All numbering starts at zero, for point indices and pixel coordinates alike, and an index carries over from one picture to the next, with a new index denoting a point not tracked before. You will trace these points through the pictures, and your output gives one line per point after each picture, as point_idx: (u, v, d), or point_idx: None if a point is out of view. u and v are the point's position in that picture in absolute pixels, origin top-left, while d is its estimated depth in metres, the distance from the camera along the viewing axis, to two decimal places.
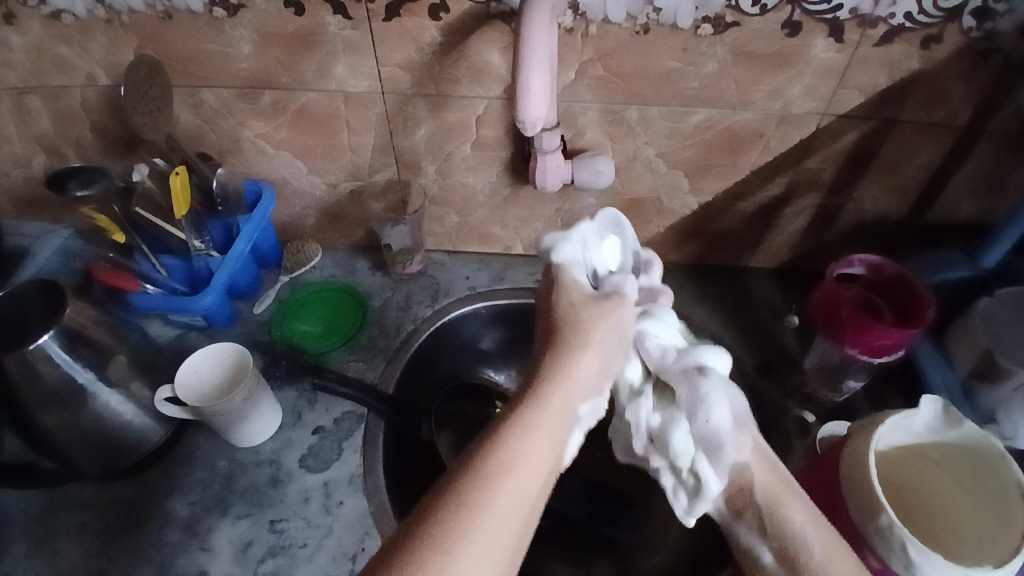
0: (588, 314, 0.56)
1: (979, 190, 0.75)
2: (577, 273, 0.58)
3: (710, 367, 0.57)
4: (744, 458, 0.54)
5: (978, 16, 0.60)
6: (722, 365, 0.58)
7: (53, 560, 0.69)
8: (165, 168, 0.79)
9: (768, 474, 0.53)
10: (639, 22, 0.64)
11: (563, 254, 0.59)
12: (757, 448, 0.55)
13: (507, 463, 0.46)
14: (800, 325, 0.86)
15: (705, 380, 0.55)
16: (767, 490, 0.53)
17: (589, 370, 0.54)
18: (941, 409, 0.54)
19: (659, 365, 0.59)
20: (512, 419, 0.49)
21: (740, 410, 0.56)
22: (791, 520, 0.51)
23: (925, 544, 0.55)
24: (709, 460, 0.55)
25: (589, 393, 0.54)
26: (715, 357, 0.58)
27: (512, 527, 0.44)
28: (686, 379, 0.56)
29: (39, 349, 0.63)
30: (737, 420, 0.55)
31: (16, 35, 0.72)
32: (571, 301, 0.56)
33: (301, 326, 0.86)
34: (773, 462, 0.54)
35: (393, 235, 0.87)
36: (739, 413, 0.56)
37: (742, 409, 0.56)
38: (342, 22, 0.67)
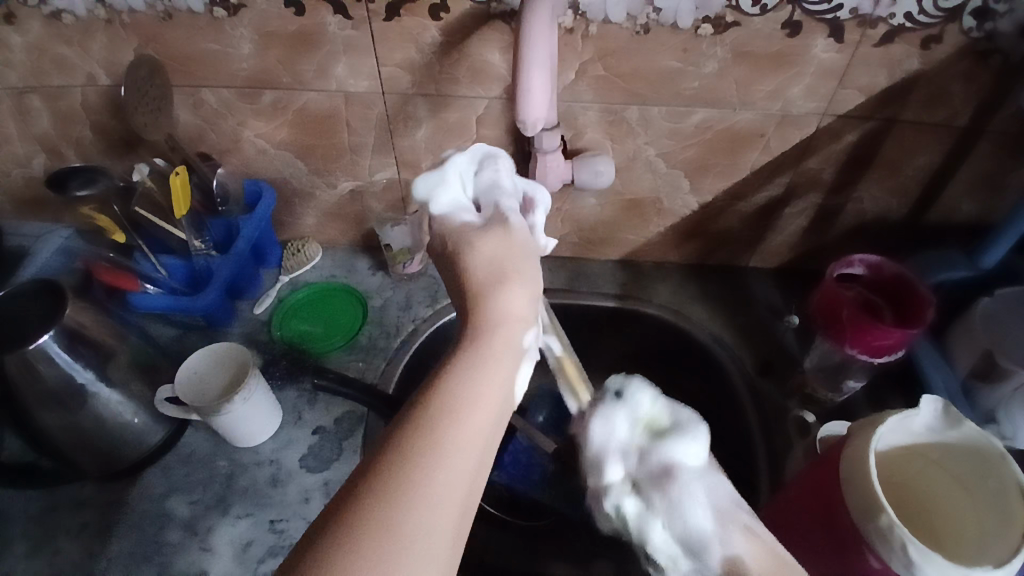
0: (486, 248, 0.55)
1: (980, 190, 0.75)
2: (460, 214, 0.58)
3: (682, 459, 0.52)
4: (735, 548, 0.50)
5: (978, 16, 0.60)
6: (694, 455, 0.52)
7: (53, 560, 0.69)
8: (165, 168, 0.80)
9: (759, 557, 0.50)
10: (639, 22, 0.64)
11: (438, 203, 0.60)
12: (745, 531, 0.51)
13: (448, 407, 0.42)
14: (800, 325, 0.86)
15: (673, 484, 0.51)
16: None
17: (519, 304, 0.52)
18: (941, 409, 0.54)
19: (631, 468, 0.53)
20: (449, 365, 0.46)
21: (719, 500, 0.51)
22: None
23: (926, 545, 0.55)
24: (700, 559, 0.50)
25: (526, 323, 0.51)
26: (687, 449, 0.53)
27: (463, 467, 0.40)
28: (659, 480, 0.52)
29: (39, 349, 0.63)
30: (716, 514, 0.51)
31: (16, 35, 0.72)
32: (480, 243, 0.55)
33: (300, 326, 0.86)
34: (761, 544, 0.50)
35: (393, 236, 0.86)
36: (721, 502, 0.51)
37: (724, 501, 0.52)
38: (342, 22, 0.67)
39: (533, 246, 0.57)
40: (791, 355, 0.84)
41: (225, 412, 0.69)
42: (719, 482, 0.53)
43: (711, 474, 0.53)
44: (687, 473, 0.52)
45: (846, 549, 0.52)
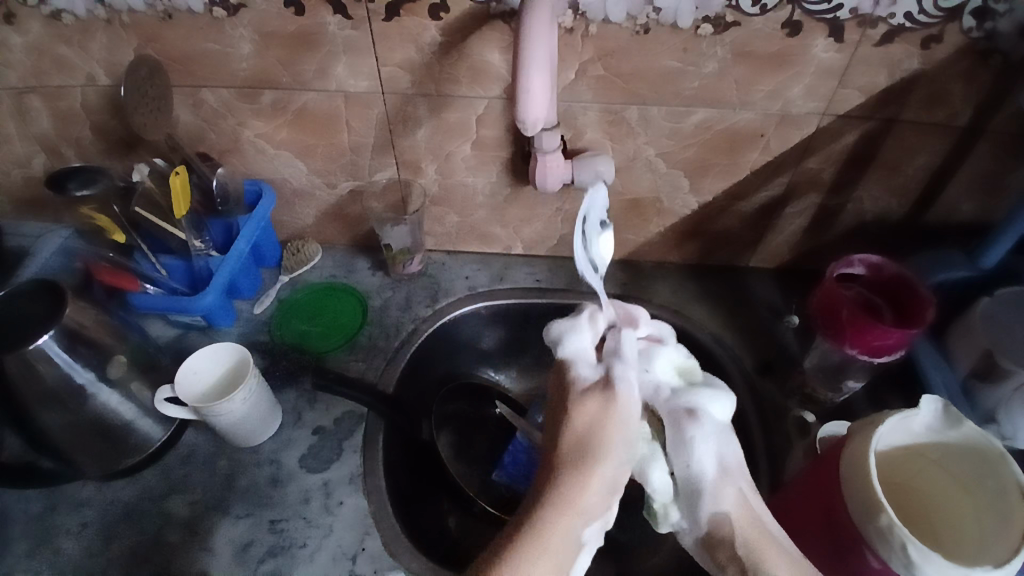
0: (586, 416, 0.53)
1: (979, 190, 0.75)
2: (578, 368, 0.56)
3: (711, 411, 0.55)
4: (723, 505, 0.53)
5: (978, 16, 0.60)
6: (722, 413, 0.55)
7: (54, 560, 0.69)
8: (165, 168, 0.79)
9: (743, 521, 0.53)
10: (639, 22, 0.64)
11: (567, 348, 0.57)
12: (738, 498, 0.53)
13: (538, 536, 0.50)
14: (800, 325, 0.86)
15: (693, 425, 0.54)
16: (748, 541, 0.52)
17: (594, 496, 0.52)
18: (941, 409, 0.54)
19: (660, 396, 0.56)
20: (518, 545, 0.50)
21: (724, 455, 0.54)
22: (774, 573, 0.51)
23: (926, 544, 0.55)
24: (694, 502, 0.53)
25: (591, 518, 0.52)
26: (718, 404, 0.55)
27: None
28: (681, 416, 0.54)
29: (39, 349, 0.63)
30: (719, 466, 0.54)
31: (16, 35, 0.72)
32: (580, 411, 0.53)
33: (300, 326, 0.86)
34: (752, 514, 0.53)
35: (392, 236, 0.87)
36: (730, 459, 0.54)
37: (733, 460, 0.54)
38: (342, 22, 0.67)
39: (635, 414, 0.54)
40: (791, 355, 0.84)
41: (224, 412, 0.69)
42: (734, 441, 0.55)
43: (726, 436, 0.55)
44: (708, 422, 0.54)
45: (845, 548, 0.52)
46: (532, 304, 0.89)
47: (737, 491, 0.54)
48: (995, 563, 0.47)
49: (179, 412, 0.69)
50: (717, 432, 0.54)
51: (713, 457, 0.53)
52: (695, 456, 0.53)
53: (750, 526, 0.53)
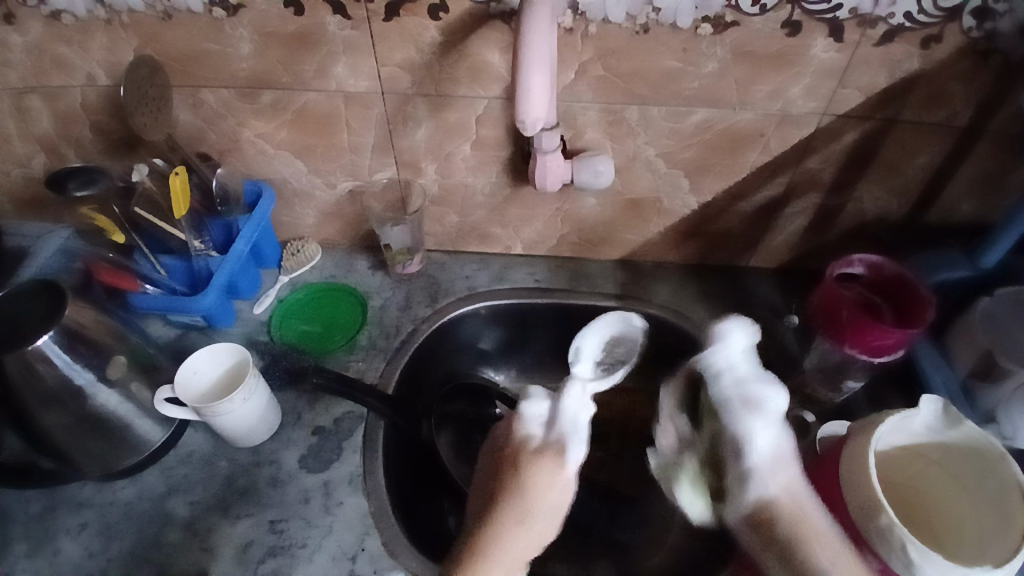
0: (534, 464, 0.59)
1: (979, 190, 0.75)
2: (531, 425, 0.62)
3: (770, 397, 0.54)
4: (773, 488, 0.52)
5: (978, 16, 0.60)
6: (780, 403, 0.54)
7: (53, 560, 0.69)
8: (165, 169, 0.80)
9: (798, 510, 0.51)
10: (639, 22, 0.64)
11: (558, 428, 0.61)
12: (787, 483, 0.52)
13: (494, 545, 0.56)
14: (800, 325, 0.85)
15: (756, 412, 0.53)
16: (796, 524, 0.51)
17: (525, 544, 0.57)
18: (941, 408, 0.54)
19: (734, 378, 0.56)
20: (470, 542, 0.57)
21: (773, 445, 0.53)
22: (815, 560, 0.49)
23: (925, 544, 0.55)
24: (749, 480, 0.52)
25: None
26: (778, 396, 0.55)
27: None
28: (747, 401, 0.54)
29: (39, 349, 0.63)
30: (772, 452, 0.53)
31: (16, 35, 0.72)
32: (525, 459, 0.59)
33: (300, 326, 0.87)
34: (805, 499, 0.52)
35: (392, 236, 0.87)
36: (782, 452, 0.53)
37: (782, 451, 0.53)
38: (342, 22, 0.67)
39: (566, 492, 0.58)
40: (791, 354, 0.84)
41: (223, 412, 0.69)
42: (783, 435, 0.54)
43: (784, 428, 0.54)
44: (768, 412, 0.53)
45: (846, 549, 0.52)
46: (531, 304, 0.89)
47: (795, 475, 0.53)
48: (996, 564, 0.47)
49: (179, 412, 0.69)
50: (774, 421, 0.53)
51: (764, 437, 0.53)
52: (766, 446, 0.53)
53: (817, 527, 0.51)
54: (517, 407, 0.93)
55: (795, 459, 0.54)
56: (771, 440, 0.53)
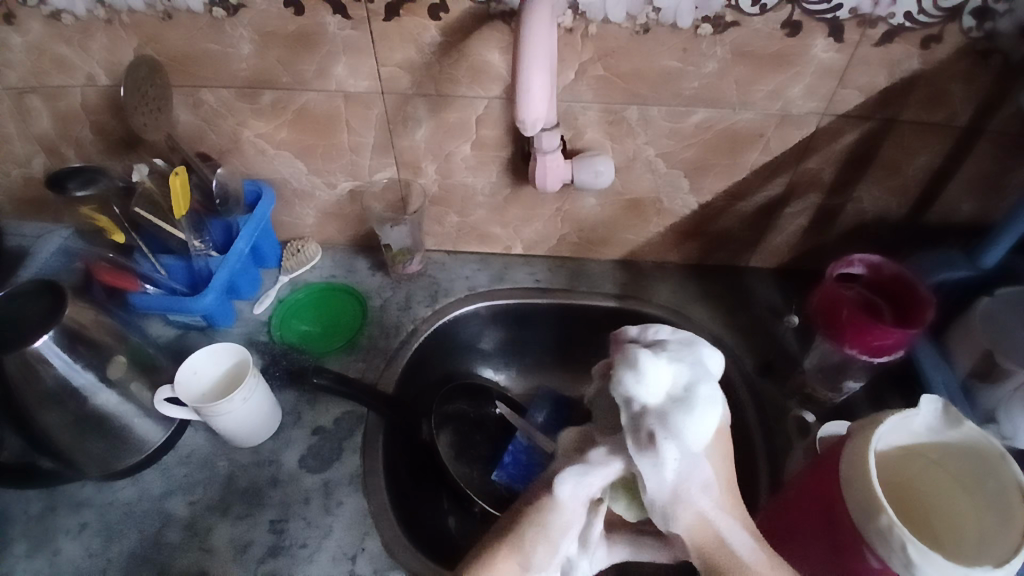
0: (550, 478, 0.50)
1: (979, 190, 0.75)
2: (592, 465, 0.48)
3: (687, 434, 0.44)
4: (685, 524, 0.44)
5: (978, 15, 0.60)
6: (700, 434, 0.44)
7: (53, 560, 0.69)
8: (165, 168, 0.80)
9: (705, 541, 0.44)
10: (639, 22, 0.64)
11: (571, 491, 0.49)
12: (696, 517, 0.44)
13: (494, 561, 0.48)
14: (800, 325, 0.84)
15: (656, 448, 0.43)
16: (705, 553, 0.44)
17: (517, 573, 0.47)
18: (941, 409, 0.54)
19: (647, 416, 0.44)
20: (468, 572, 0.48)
21: (687, 478, 0.44)
22: None
23: (924, 544, 0.55)
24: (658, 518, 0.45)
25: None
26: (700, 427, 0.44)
27: None
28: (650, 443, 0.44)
29: (39, 349, 0.63)
30: (670, 488, 0.44)
31: (16, 35, 0.72)
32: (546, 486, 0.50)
33: (301, 326, 0.87)
34: (721, 528, 0.44)
35: (392, 236, 0.87)
36: (691, 482, 0.44)
37: (693, 480, 0.44)
38: (342, 22, 0.67)
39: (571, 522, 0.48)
40: (791, 355, 0.84)
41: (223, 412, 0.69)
42: (698, 467, 0.44)
43: (700, 460, 0.44)
44: (680, 446, 0.43)
45: (845, 549, 0.52)
46: (531, 304, 0.89)
47: (716, 505, 0.44)
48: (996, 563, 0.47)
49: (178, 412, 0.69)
50: (680, 453, 0.43)
51: (667, 478, 0.44)
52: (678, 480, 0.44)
53: (721, 549, 0.44)
54: (517, 407, 0.93)
55: (717, 482, 0.45)
56: (690, 472, 0.44)
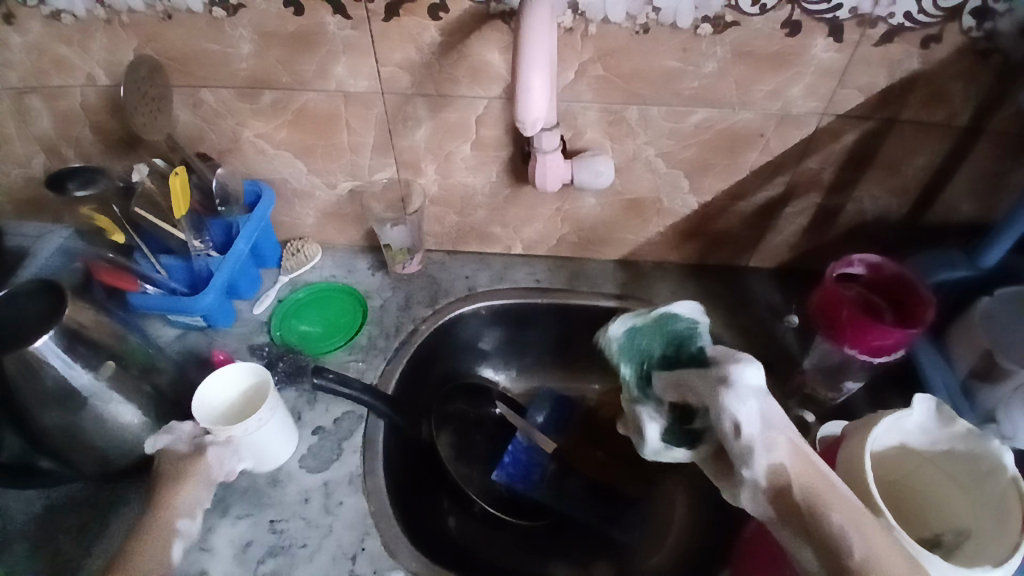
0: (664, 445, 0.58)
1: (979, 189, 0.75)
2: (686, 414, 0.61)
3: (754, 378, 0.52)
4: (780, 454, 0.49)
5: (978, 15, 0.60)
6: (760, 378, 0.52)
7: (53, 561, 0.69)
8: (165, 169, 0.80)
9: (802, 467, 0.49)
10: (639, 22, 0.64)
11: (719, 368, 0.53)
12: (791, 443, 0.50)
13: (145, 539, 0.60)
14: (800, 325, 0.86)
15: (730, 393, 0.51)
16: (804, 483, 0.48)
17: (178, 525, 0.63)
18: (935, 408, 0.54)
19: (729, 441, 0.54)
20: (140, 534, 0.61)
21: (769, 413, 0.51)
22: (829, 516, 0.46)
23: (940, 553, 0.52)
24: (745, 461, 0.49)
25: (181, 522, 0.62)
26: (756, 373, 0.52)
27: None
28: (719, 390, 0.51)
29: (38, 350, 0.62)
30: (763, 421, 0.50)
31: (16, 35, 0.72)
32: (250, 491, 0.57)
33: (300, 326, 0.86)
34: (809, 459, 0.49)
35: (392, 236, 0.88)
36: (770, 415, 0.51)
37: (772, 411, 0.51)
38: (342, 23, 0.67)
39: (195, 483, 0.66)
40: (791, 354, 0.84)
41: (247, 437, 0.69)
42: (770, 403, 0.51)
43: (770, 399, 0.52)
44: (743, 387, 0.51)
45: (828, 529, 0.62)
46: (531, 304, 0.90)
47: (798, 437, 0.50)
48: (985, 557, 0.49)
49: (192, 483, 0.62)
50: (755, 391, 0.51)
51: (753, 412, 0.50)
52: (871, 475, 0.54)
53: (816, 474, 0.48)
54: (517, 407, 0.94)
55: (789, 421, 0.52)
56: (736, 417, 0.50)
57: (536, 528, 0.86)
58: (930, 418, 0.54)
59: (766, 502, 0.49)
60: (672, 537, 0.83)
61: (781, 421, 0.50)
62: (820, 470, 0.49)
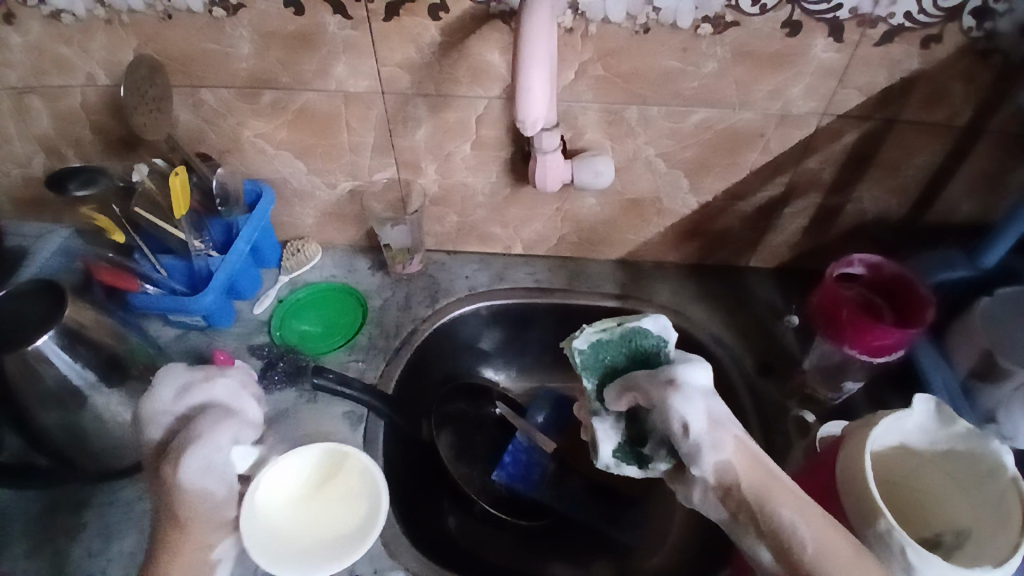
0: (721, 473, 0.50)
1: (978, 190, 0.75)
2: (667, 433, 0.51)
3: (695, 380, 0.53)
4: (726, 453, 0.49)
5: (978, 16, 0.60)
6: (702, 378, 0.53)
7: (54, 560, 0.69)
8: (165, 169, 0.79)
9: (748, 467, 0.49)
10: (639, 22, 0.64)
11: (664, 370, 0.53)
12: (737, 443, 0.50)
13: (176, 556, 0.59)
14: (800, 325, 0.86)
15: (676, 392, 0.51)
16: (754, 485, 0.48)
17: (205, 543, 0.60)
18: (935, 408, 0.54)
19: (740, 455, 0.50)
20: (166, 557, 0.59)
21: (715, 412, 0.51)
22: (777, 513, 0.47)
23: (939, 552, 0.52)
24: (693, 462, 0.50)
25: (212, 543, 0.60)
26: (698, 373, 0.53)
27: None
28: (666, 387, 0.51)
29: (38, 349, 0.62)
30: (710, 421, 0.51)
31: (15, 35, 0.72)
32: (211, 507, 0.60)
33: (301, 326, 0.86)
34: (754, 456, 0.50)
35: (392, 236, 0.87)
36: (716, 413, 0.51)
37: (718, 411, 0.51)
38: (342, 23, 0.67)
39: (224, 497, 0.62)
40: (791, 355, 0.84)
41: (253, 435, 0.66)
42: (714, 402, 0.52)
43: (714, 398, 0.52)
44: (689, 388, 0.51)
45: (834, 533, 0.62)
46: (532, 304, 0.90)
47: (742, 435, 0.51)
48: (986, 556, 0.49)
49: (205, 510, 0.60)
50: (700, 391, 0.52)
51: (700, 414, 0.50)
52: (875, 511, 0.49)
53: (762, 472, 0.49)
54: (516, 407, 0.94)
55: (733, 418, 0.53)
56: (685, 418, 0.50)
57: (536, 528, 0.86)
58: (931, 419, 0.54)
59: (717, 501, 0.50)
60: (671, 535, 0.84)
61: (725, 420, 0.51)
62: (763, 466, 0.50)
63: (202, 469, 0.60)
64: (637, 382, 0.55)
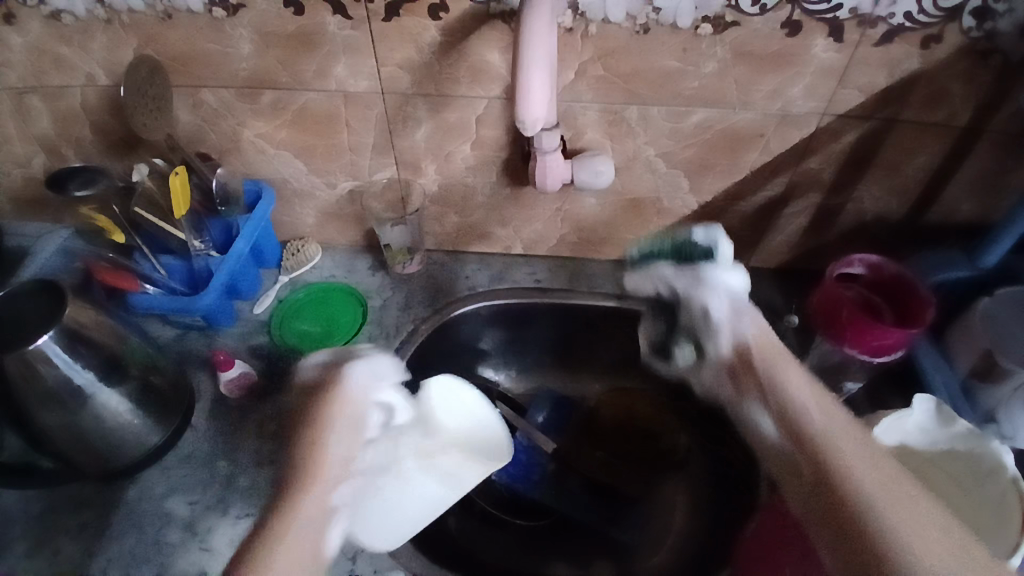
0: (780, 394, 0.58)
1: (979, 190, 0.75)
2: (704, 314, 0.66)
3: (731, 283, 0.66)
4: (744, 330, 0.64)
5: (978, 16, 0.60)
6: (736, 282, 0.66)
7: (54, 560, 0.69)
8: (166, 168, 0.79)
9: (762, 344, 0.62)
10: (639, 22, 0.64)
11: (702, 268, 0.66)
12: (758, 332, 0.63)
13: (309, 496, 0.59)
14: (800, 324, 0.85)
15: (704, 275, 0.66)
16: (763, 356, 0.61)
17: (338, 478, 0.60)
18: (935, 409, 0.55)
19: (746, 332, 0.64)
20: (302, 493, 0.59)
21: (739, 302, 0.65)
22: (792, 395, 0.57)
23: None
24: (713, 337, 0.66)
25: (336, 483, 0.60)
26: (732, 277, 0.66)
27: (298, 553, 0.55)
28: (696, 278, 0.67)
29: (38, 349, 0.62)
30: (733, 309, 0.65)
31: (16, 35, 0.72)
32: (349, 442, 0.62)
33: (300, 326, 0.86)
34: (770, 341, 0.62)
35: (392, 236, 0.89)
36: (740, 301, 0.65)
37: (742, 300, 0.66)
38: (342, 22, 0.67)
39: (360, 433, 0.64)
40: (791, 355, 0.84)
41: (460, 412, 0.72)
42: (740, 289, 0.66)
43: (744, 297, 0.66)
44: (716, 283, 0.66)
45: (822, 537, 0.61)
46: (532, 304, 0.89)
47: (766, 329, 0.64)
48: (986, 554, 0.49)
49: (340, 445, 0.62)
50: (731, 292, 0.66)
51: (722, 308, 0.65)
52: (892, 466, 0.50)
53: (771, 349, 0.62)
54: (516, 407, 0.94)
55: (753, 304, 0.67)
56: (708, 304, 0.66)
57: (535, 528, 0.86)
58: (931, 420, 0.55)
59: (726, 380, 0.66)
60: (672, 534, 0.84)
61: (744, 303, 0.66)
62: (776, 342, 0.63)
63: (370, 385, 0.65)
64: (664, 276, 0.70)
